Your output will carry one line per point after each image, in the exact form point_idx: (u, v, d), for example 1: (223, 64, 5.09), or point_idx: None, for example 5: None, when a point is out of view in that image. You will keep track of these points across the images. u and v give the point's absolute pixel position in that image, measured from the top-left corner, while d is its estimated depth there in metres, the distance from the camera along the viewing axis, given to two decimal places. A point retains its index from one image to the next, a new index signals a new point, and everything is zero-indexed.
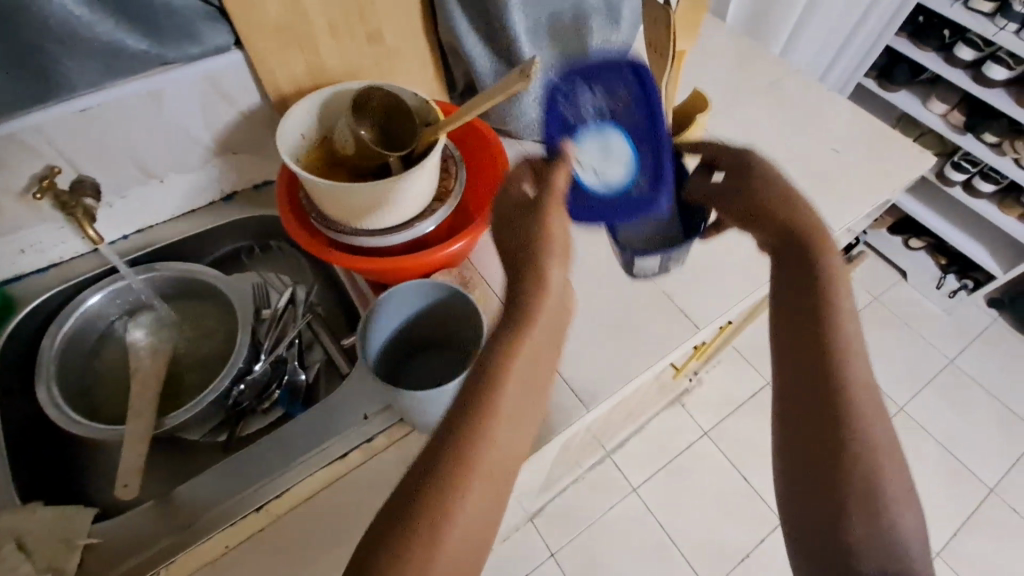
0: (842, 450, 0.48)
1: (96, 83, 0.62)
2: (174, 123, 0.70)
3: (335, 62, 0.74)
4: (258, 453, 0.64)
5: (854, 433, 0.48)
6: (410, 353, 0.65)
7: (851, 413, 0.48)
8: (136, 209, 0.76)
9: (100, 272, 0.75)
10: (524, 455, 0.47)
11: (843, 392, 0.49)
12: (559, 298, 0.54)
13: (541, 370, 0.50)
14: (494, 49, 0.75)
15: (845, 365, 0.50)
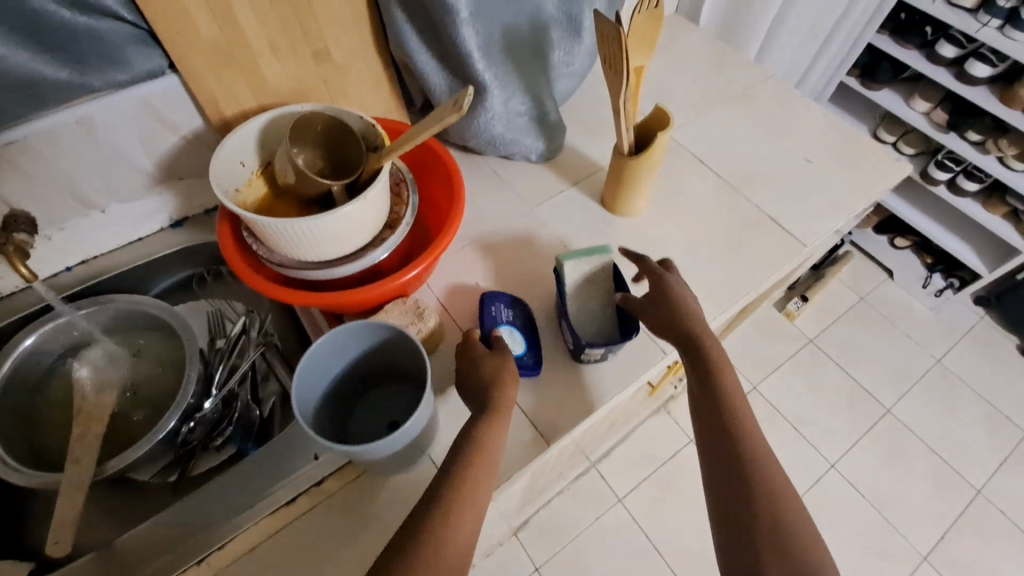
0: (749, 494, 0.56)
1: (21, 115, 0.59)
2: (112, 152, 0.67)
3: (280, 82, 0.70)
4: (204, 499, 0.62)
5: (757, 473, 0.57)
6: (363, 394, 0.62)
7: (750, 452, 0.58)
8: (78, 241, 0.72)
9: (40, 308, 0.71)
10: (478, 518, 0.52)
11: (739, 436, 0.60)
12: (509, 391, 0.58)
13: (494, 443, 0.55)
14: (447, 65, 0.72)
15: (738, 416, 0.60)
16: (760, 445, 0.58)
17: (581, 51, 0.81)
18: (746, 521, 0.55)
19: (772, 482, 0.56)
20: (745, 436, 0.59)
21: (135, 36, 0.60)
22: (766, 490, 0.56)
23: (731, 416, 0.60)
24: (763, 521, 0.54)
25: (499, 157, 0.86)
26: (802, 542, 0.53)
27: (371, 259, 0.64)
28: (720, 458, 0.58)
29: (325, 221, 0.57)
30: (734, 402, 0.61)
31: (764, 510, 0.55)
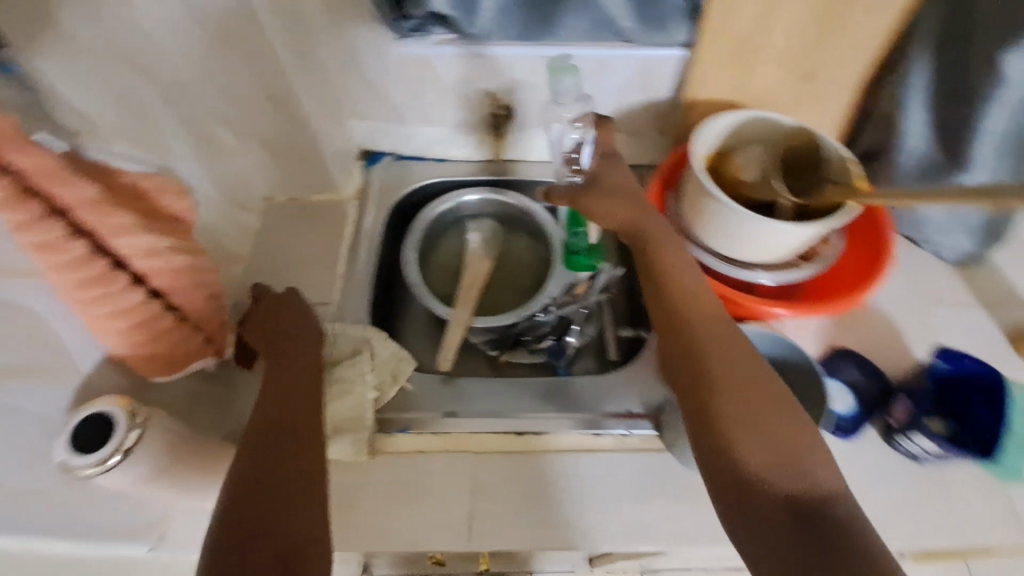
0: (741, 455, 0.45)
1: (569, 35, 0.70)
2: (599, 93, 0.78)
3: (759, 86, 0.74)
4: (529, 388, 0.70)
5: (712, 380, 0.49)
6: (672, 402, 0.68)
7: (745, 407, 0.47)
8: (520, 144, 0.87)
9: (479, 179, 0.89)
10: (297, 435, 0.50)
11: (755, 422, 0.47)
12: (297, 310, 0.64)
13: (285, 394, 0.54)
14: (943, 135, 0.67)
15: (732, 393, 0.48)
16: (772, 415, 0.47)
17: None
18: (766, 525, 0.42)
19: (825, 480, 0.44)
20: (701, 360, 0.51)
21: (682, 7, 0.67)
22: (774, 462, 0.45)
23: (706, 384, 0.49)
24: (806, 531, 0.41)
25: (904, 238, 0.80)
26: (780, 512, 0.42)
27: (755, 280, 0.66)
28: (698, 424, 0.49)
29: (763, 225, 0.60)
30: (721, 375, 0.50)
31: (815, 514, 0.42)
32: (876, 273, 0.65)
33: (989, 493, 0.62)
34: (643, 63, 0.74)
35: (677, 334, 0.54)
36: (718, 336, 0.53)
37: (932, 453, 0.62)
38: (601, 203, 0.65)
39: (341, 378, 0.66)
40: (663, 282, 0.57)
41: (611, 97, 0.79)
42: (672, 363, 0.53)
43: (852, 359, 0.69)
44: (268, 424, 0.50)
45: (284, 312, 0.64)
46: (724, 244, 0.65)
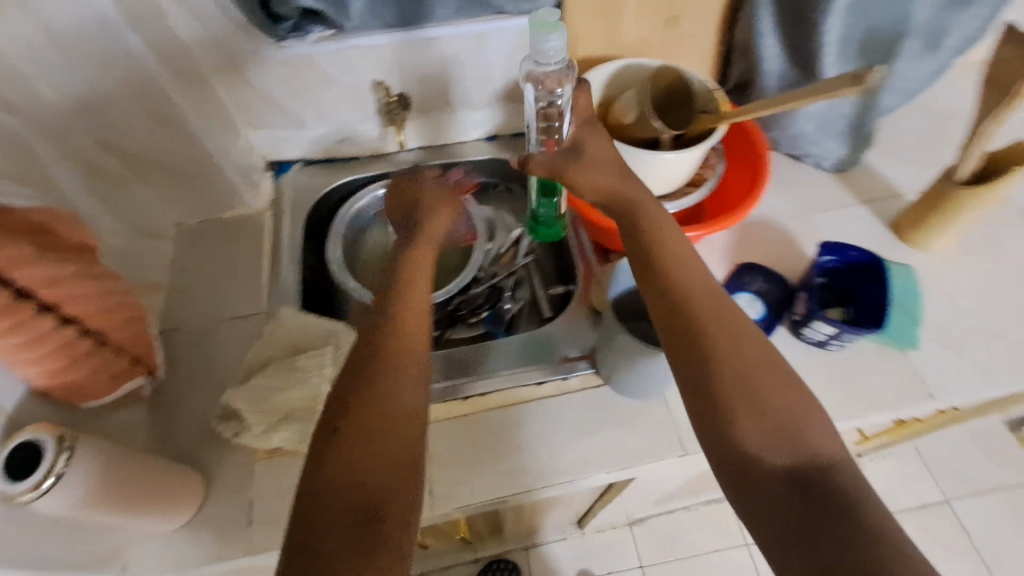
0: (736, 424, 0.48)
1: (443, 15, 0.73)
2: (484, 66, 0.82)
3: (630, 37, 0.79)
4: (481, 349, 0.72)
5: (706, 351, 0.50)
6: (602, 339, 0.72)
7: (740, 377, 0.49)
8: (424, 130, 0.90)
9: (394, 168, 0.91)
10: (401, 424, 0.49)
11: (746, 388, 0.49)
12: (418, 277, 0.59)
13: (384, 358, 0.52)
14: (793, 52, 0.74)
15: (729, 364, 0.49)
16: (780, 399, 0.48)
17: (926, 70, 0.78)
18: (769, 492, 0.45)
19: (820, 445, 0.47)
20: (702, 332, 0.51)
21: None
22: (772, 428, 0.47)
23: (719, 377, 0.49)
24: (803, 498, 0.45)
25: (789, 155, 0.87)
26: (773, 475, 0.46)
27: None
28: (700, 390, 0.50)
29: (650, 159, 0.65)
30: (735, 367, 0.49)
31: (815, 480, 0.45)
32: (760, 182, 0.71)
33: (892, 362, 0.68)
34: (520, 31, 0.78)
35: (669, 301, 0.53)
36: (709, 305, 0.52)
37: (832, 337, 0.67)
38: (588, 172, 0.61)
39: (296, 369, 0.66)
40: (650, 244, 0.57)
41: (498, 69, 0.83)
42: (668, 330, 0.53)
43: (757, 272, 0.75)
44: (335, 399, 0.50)
45: (406, 193, 0.72)
46: None
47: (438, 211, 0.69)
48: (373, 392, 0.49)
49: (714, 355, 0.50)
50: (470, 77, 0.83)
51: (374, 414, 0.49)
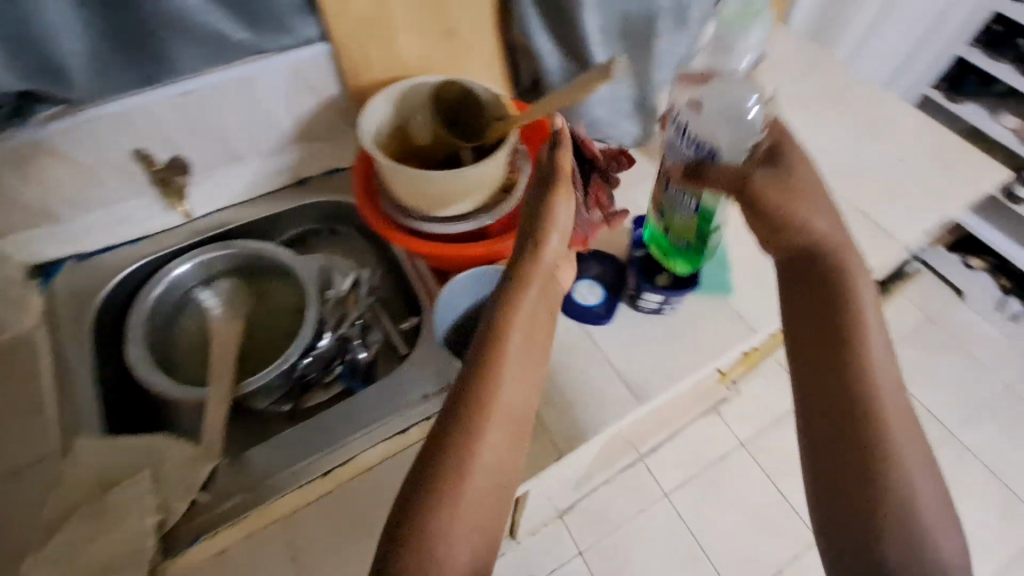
0: (885, 475, 0.48)
1: (191, 66, 0.65)
2: (263, 110, 0.75)
3: (411, 56, 0.77)
4: (328, 420, 0.66)
5: (877, 401, 0.50)
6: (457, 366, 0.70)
7: (877, 417, 0.50)
8: (219, 190, 0.81)
9: (195, 241, 0.81)
10: (480, 478, 0.47)
11: (880, 428, 0.49)
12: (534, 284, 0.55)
13: (506, 419, 0.50)
14: (564, 46, 0.77)
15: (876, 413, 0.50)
16: (909, 440, 0.49)
17: (684, 42, 0.85)
18: (846, 504, 0.48)
19: (898, 477, 0.48)
20: (873, 390, 0.51)
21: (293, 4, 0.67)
22: (885, 458, 0.48)
23: (884, 425, 0.49)
24: (859, 510, 0.48)
25: None
26: (869, 496, 0.48)
27: (481, 224, 0.69)
28: (844, 418, 0.50)
29: (451, 177, 0.63)
30: (893, 416, 0.50)
31: (877, 498, 0.47)
32: (568, 172, 0.72)
33: (717, 310, 0.75)
34: (290, 68, 0.72)
35: (838, 337, 0.53)
36: (886, 365, 0.52)
37: (661, 304, 0.72)
38: (810, 211, 0.57)
39: (114, 505, 0.57)
40: (839, 296, 0.54)
41: (281, 110, 0.76)
42: (837, 361, 0.52)
43: (591, 257, 0.78)
44: (460, 475, 0.47)
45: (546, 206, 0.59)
46: (436, 207, 0.68)
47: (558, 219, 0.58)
48: (458, 467, 0.47)
49: (878, 409, 0.50)
50: (251, 125, 0.76)
51: (501, 453, 0.49)
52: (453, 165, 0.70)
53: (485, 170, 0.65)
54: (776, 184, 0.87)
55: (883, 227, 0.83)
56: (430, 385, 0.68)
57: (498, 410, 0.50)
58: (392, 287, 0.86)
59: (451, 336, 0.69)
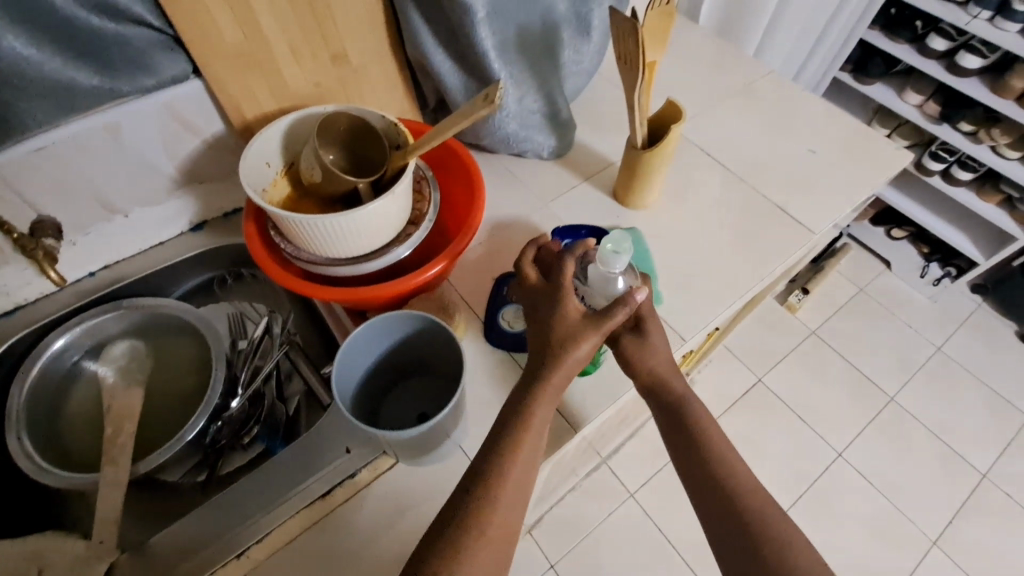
0: (765, 538, 0.54)
1: (38, 118, 0.58)
2: (138, 157, 0.68)
3: (300, 85, 0.72)
4: (243, 490, 0.60)
5: (734, 485, 0.58)
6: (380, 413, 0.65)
7: (748, 504, 0.57)
8: (99, 247, 0.73)
9: (79, 306, 0.73)
10: (477, 559, 0.48)
11: (745, 502, 0.57)
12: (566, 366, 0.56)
13: (507, 508, 0.51)
14: (463, 64, 0.73)
15: (740, 492, 0.58)
16: (769, 506, 0.56)
17: (589, 50, 0.83)
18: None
19: (770, 523, 0.55)
20: (728, 483, 0.58)
21: (152, 40, 0.60)
22: (764, 533, 0.55)
23: (734, 494, 0.57)
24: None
25: (510, 155, 0.88)
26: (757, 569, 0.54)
27: (390, 260, 0.65)
28: (720, 518, 0.57)
29: (348, 219, 0.58)
30: (717, 449, 0.60)
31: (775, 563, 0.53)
32: (479, 195, 0.68)
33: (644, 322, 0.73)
34: (161, 109, 0.65)
35: (687, 441, 0.61)
36: (734, 455, 0.60)
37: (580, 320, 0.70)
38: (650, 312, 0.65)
39: None
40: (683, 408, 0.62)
41: (158, 155, 0.69)
42: (700, 461, 0.60)
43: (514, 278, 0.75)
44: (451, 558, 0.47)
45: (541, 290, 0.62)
46: (338, 248, 0.63)
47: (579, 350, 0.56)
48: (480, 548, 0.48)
49: (737, 502, 0.57)
50: (126, 174, 0.69)
51: (513, 497, 0.52)
52: (355, 201, 0.65)
53: (387, 207, 0.60)
54: (693, 185, 0.86)
55: (799, 221, 0.83)
56: (352, 439, 0.63)
57: (523, 454, 0.53)
58: (312, 328, 0.80)
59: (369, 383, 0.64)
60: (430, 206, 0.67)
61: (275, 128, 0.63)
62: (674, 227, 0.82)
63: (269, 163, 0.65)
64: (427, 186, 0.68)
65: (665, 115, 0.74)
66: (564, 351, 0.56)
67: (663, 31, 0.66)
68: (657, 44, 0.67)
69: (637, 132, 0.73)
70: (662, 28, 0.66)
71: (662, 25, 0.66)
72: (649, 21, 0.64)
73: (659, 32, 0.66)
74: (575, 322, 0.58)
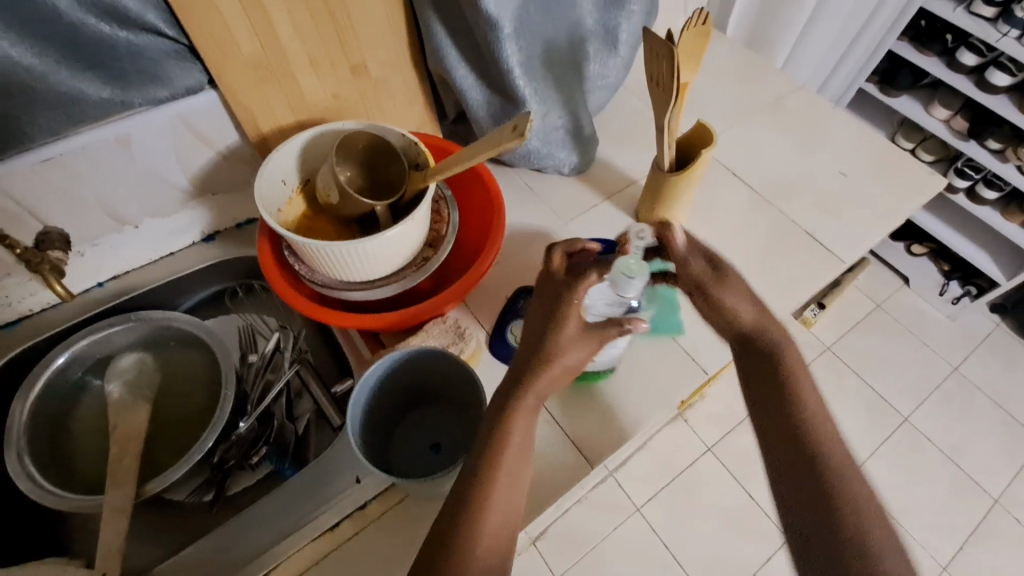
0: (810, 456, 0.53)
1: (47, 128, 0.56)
2: (148, 168, 0.66)
3: (317, 97, 0.69)
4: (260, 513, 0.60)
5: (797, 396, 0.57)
6: (391, 442, 0.63)
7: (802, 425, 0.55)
8: (108, 256, 0.71)
9: (88, 317, 0.71)
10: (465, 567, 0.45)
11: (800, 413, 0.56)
12: (558, 367, 0.54)
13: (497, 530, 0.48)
14: (486, 79, 0.70)
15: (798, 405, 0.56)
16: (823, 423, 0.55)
17: (616, 64, 0.80)
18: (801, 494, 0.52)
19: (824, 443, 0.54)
20: (793, 393, 0.57)
21: (166, 50, 0.58)
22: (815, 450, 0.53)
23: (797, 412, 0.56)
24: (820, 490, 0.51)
25: (531, 170, 0.85)
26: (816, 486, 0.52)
27: (407, 285, 0.63)
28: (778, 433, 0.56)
29: (365, 244, 0.56)
30: (805, 392, 0.57)
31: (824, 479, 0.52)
32: (500, 217, 0.66)
33: (664, 351, 0.71)
34: (175, 122, 0.63)
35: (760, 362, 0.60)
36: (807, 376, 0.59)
37: None
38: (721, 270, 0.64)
39: None
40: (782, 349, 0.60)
41: (170, 166, 0.67)
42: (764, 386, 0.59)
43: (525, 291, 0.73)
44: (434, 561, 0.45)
45: (552, 285, 0.59)
46: (353, 272, 0.61)
47: (563, 355, 0.54)
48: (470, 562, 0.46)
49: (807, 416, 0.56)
50: (136, 185, 0.67)
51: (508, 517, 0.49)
52: (372, 221, 0.63)
53: (405, 233, 0.58)
54: (718, 207, 0.84)
55: (829, 248, 0.80)
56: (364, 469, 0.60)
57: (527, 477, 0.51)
58: (323, 345, 0.78)
59: (381, 413, 0.62)
60: (450, 228, 0.65)
61: (292, 146, 0.61)
62: None
63: (284, 180, 0.63)
64: (447, 207, 0.66)
65: (693, 137, 0.71)
66: (558, 349, 0.54)
67: (698, 54, 0.63)
68: (692, 67, 0.64)
69: (665, 154, 0.70)
70: (697, 52, 0.63)
71: (699, 47, 0.63)
72: (684, 45, 0.61)
73: (695, 54, 0.63)
74: (573, 326, 0.55)
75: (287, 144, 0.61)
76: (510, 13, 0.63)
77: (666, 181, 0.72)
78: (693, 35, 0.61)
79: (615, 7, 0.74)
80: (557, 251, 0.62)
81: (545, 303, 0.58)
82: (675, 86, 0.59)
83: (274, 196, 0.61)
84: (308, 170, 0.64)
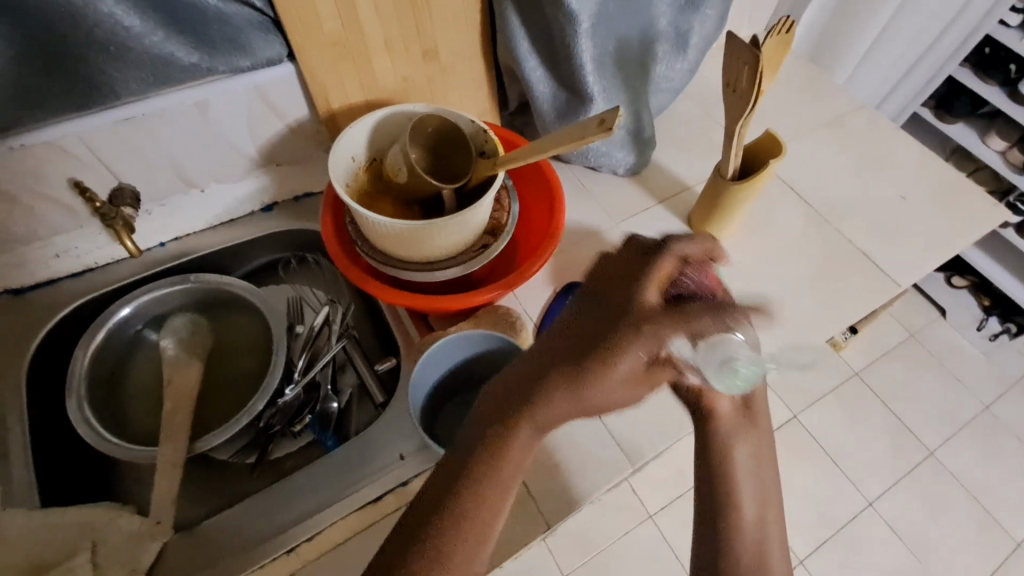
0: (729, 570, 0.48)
1: (134, 87, 0.58)
2: (220, 134, 0.67)
3: (388, 78, 0.70)
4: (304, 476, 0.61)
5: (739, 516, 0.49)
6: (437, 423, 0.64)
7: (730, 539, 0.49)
8: (172, 217, 0.73)
9: (148, 274, 0.73)
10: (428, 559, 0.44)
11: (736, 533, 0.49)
12: (579, 399, 0.49)
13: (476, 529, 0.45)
14: (555, 72, 0.71)
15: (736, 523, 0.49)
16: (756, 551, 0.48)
17: (682, 67, 0.80)
18: None
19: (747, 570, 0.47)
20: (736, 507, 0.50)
21: (251, 19, 0.59)
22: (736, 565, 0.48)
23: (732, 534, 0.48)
24: None
25: (585, 167, 0.85)
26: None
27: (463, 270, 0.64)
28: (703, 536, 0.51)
29: (431, 226, 0.57)
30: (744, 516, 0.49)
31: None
32: (559, 212, 0.66)
33: None
34: (251, 92, 0.65)
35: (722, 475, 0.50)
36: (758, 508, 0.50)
37: None
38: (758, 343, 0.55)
39: None
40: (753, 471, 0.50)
41: (241, 134, 0.69)
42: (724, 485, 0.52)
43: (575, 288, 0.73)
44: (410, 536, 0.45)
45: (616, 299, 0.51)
46: (414, 253, 0.62)
47: (594, 392, 0.49)
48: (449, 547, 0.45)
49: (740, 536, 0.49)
50: (207, 150, 0.68)
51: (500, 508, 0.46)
52: (435, 205, 0.64)
53: (470, 218, 0.59)
54: (773, 220, 0.83)
55: (883, 271, 0.79)
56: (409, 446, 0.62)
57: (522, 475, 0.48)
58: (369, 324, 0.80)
59: (431, 395, 0.63)
60: (510, 218, 0.65)
61: (364, 124, 0.62)
62: (749, 262, 0.79)
63: (352, 157, 0.64)
64: (507, 197, 0.67)
65: (758, 146, 0.71)
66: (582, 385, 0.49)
67: (778, 62, 0.63)
68: (769, 74, 0.63)
69: (729, 161, 0.69)
70: (777, 60, 0.62)
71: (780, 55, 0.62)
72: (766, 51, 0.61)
73: (775, 61, 0.63)
74: (623, 368, 0.49)
75: (360, 121, 0.61)
76: (590, 9, 0.63)
77: (726, 189, 0.71)
78: (777, 42, 0.61)
79: (690, 10, 0.73)
80: (670, 258, 0.51)
81: (588, 321, 0.51)
82: (755, 94, 0.58)
83: (343, 172, 0.62)
84: (376, 149, 0.65)
